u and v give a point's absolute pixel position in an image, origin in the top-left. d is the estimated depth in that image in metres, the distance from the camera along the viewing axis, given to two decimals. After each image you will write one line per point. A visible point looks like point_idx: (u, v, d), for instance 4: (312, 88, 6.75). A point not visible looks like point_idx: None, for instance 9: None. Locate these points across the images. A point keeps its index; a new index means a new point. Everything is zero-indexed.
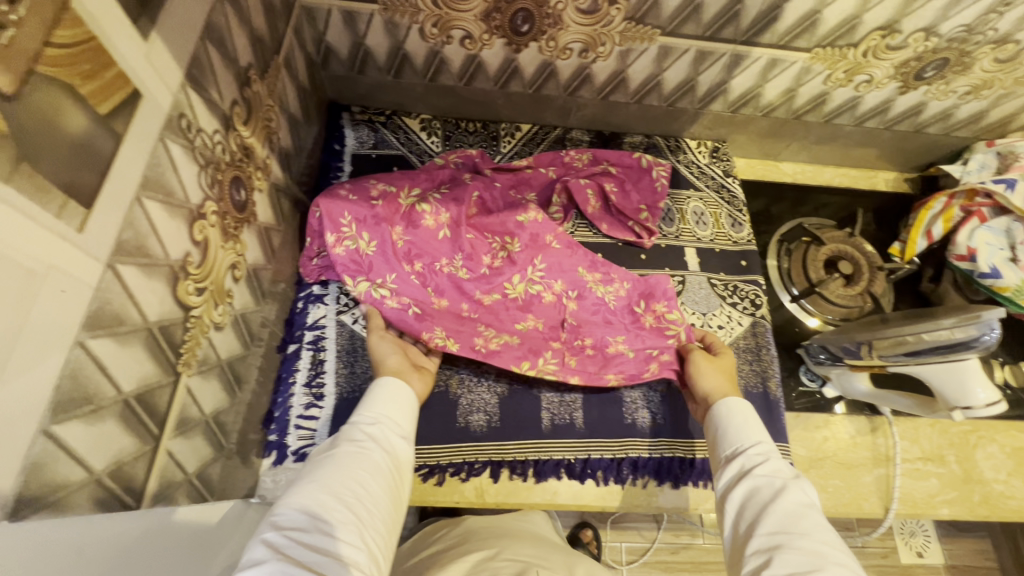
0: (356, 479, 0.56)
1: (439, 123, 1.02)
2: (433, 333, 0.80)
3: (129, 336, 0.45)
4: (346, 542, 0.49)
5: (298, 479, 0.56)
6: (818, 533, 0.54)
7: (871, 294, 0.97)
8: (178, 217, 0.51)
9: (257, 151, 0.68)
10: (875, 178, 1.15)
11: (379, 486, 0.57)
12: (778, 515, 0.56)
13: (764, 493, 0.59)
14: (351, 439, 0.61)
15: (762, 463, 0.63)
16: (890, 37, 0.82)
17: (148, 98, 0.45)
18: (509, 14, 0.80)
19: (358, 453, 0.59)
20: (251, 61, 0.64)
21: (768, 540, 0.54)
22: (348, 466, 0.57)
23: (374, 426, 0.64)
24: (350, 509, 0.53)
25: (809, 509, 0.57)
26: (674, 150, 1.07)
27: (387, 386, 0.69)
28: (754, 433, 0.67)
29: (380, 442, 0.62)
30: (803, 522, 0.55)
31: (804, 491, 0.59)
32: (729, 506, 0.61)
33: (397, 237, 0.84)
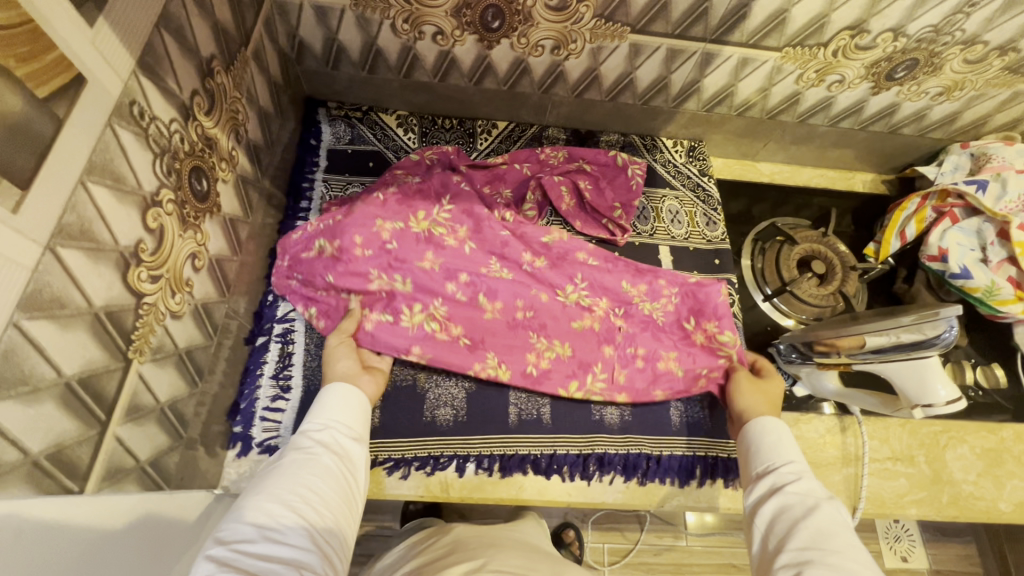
0: (305, 486, 0.56)
1: (416, 119, 1.03)
2: (487, 363, 0.84)
3: (71, 320, 0.45)
4: (295, 548, 0.49)
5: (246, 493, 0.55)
6: (852, 552, 0.54)
7: (843, 295, 0.97)
8: (130, 204, 0.51)
9: (221, 142, 0.68)
10: (853, 179, 1.15)
11: (332, 490, 0.57)
12: (810, 532, 0.56)
13: (796, 510, 0.59)
14: (298, 447, 0.61)
15: (795, 481, 0.63)
16: (859, 36, 0.82)
17: (94, 84, 0.45)
18: (479, 10, 0.80)
19: (308, 459, 0.59)
20: (214, 52, 0.64)
21: (797, 556, 0.55)
22: (297, 473, 0.56)
23: (326, 432, 0.64)
24: (300, 516, 0.53)
25: (846, 530, 0.57)
26: (651, 149, 1.07)
27: (338, 391, 0.69)
28: (790, 453, 0.68)
29: (333, 447, 0.62)
30: (838, 540, 0.55)
31: (840, 511, 0.59)
32: (758, 521, 0.62)
33: (433, 262, 0.85)
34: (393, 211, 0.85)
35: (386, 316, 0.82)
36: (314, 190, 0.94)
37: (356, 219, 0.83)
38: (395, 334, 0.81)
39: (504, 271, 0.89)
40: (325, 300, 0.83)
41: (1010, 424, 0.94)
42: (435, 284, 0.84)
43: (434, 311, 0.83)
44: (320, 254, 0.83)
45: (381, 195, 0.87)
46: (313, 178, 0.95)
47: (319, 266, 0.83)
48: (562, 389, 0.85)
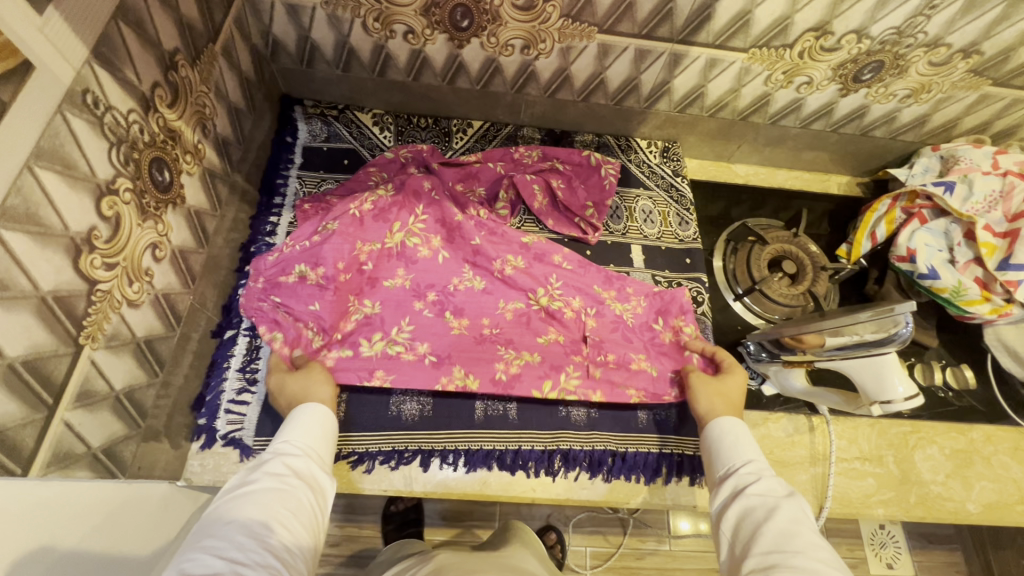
0: (275, 519, 0.54)
1: (392, 118, 1.04)
2: (452, 375, 0.83)
3: (14, 303, 0.46)
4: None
5: (211, 521, 0.54)
6: (814, 550, 0.53)
7: (814, 295, 0.97)
8: (82, 190, 0.52)
9: (185, 135, 0.69)
10: (827, 182, 1.16)
11: (300, 524, 0.56)
12: (773, 536, 0.55)
13: (757, 514, 0.59)
14: (273, 473, 0.59)
15: (757, 483, 0.62)
16: (823, 38, 0.84)
17: (44, 72, 0.46)
18: (447, 10, 0.82)
19: (279, 489, 0.58)
20: (177, 46, 0.65)
21: (765, 562, 0.53)
22: (267, 505, 0.55)
23: (299, 458, 0.63)
24: (266, 551, 0.51)
25: (808, 527, 0.56)
26: (625, 149, 1.08)
27: (313, 413, 0.69)
28: (749, 453, 0.68)
29: (304, 477, 0.61)
30: (801, 540, 0.54)
31: (801, 509, 0.58)
32: (722, 529, 0.61)
33: (404, 279, 0.88)
34: (374, 229, 0.88)
35: (345, 350, 0.81)
36: (288, 186, 0.95)
37: (330, 241, 0.83)
38: (359, 366, 0.80)
39: (475, 284, 0.90)
40: (286, 330, 0.80)
41: (980, 425, 0.94)
42: (403, 302, 0.86)
43: (394, 336, 0.84)
44: (302, 281, 0.82)
45: (355, 212, 0.87)
46: (287, 174, 0.96)
47: (301, 291, 0.81)
48: (535, 391, 0.84)
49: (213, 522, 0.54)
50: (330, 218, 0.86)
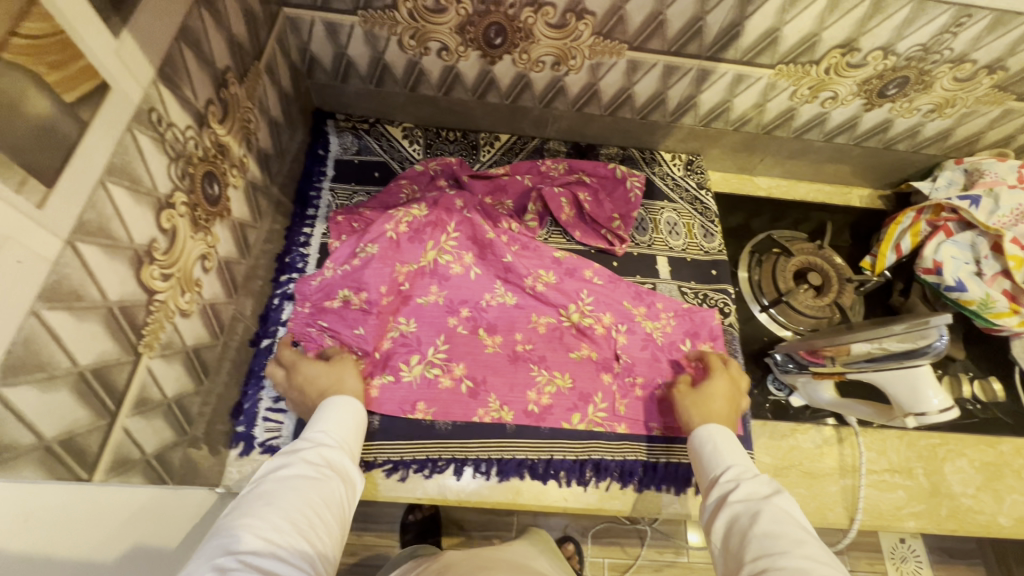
0: (312, 505, 0.55)
1: (421, 132, 1.06)
2: (488, 406, 0.85)
3: (87, 312, 0.47)
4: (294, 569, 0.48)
5: (248, 498, 0.54)
6: (800, 547, 0.52)
7: (840, 306, 0.98)
8: (145, 204, 0.54)
9: (233, 150, 0.71)
10: (849, 195, 1.17)
11: (332, 514, 0.57)
12: (759, 539, 0.55)
13: (742, 520, 0.58)
14: (309, 462, 0.60)
15: (738, 490, 0.63)
16: (850, 54, 0.85)
17: (117, 91, 0.48)
18: (482, 28, 0.84)
19: (315, 477, 0.58)
20: (229, 64, 0.68)
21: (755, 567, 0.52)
22: (305, 491, 0.56)
23: (335, 450, 0.64)
24: (303, 536, 0.52)
25: (792, 526, 0.56)
26: (650, 162, 1.10)
27: (347, 408, 0.71)
28: (729, 462, 0.68)
29: (338, 468, 0.62)
30: (785, 539, 0.53)
31: (783, 509, 0.58)
32: (716, 541, 0.60)
33: (438, 296, 0.91)
34: (409, 252, 0.89)
35: (387, 377, 0.84)
36: (321, 199, 0.97)
37: (370, 267, 0.85)
38: (401, 396, 0.83)
39: (506, 300, 0.93)
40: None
41: (1010, 438, 0.94)
42: (438, 318, 0.90)
43: (432, 357, 0.87)
44: (347, 305, 0.84)
45: (391, 233, 0.88)
46: (320, 187, 0.98)
47: (346, 316, 0.83)
48: (565, 422, 0.85)
49: (252, 500, 0.54)
50: (368, 239, 0.87)
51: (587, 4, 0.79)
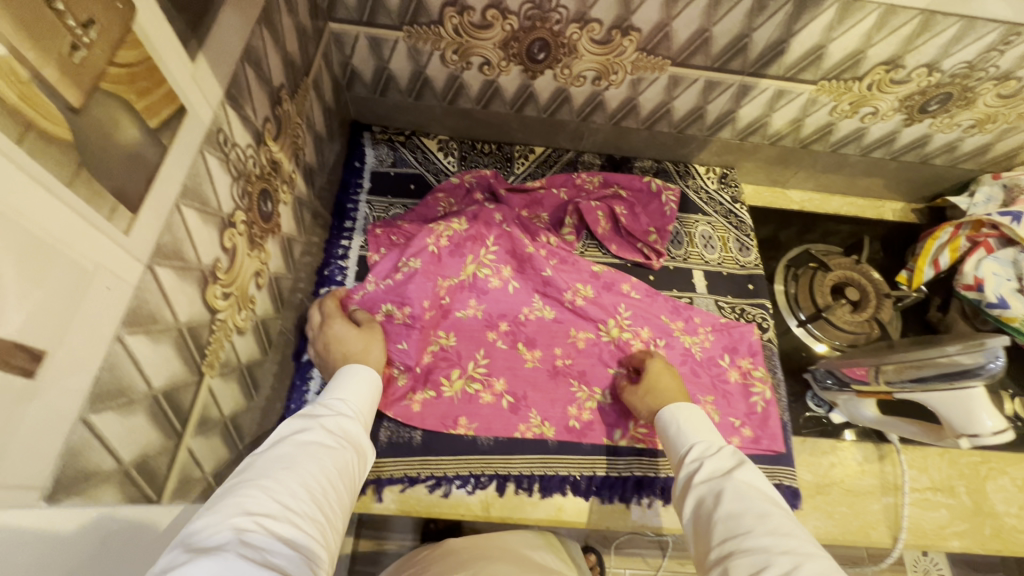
0: (329, 473, 0.55)
1: (456, 144, 1.06)
2: (529, 421, 0.85)
3: (161, 335, 0.47)
4: (308, 538, 0.48)
5: (267, 458, 0.53)
6: (762, 525, 0.52)
7: (878, 322, 0.98)
8: (211, 224, 0.54)
9: (284, 166, 0.72)
10: (882, 208, 1.17)
11: (345, 485, 0.56)
12: (723, 522, 0.55)
13: (708, 501, 0.58)
14: (327, 429, 0.60)
15: (702, 469, 0.62)
16: (894, 71, 0.85)
17: (192, 114, 0.48)
18: (526, 43, 0.84)
19: (333, 445, 0.58)
20: (283, 81, 0.68)
21: (725, 549, 0.52)
22: (324, 458, 0.55)
23: (353, 420, 0.64)
24: (319, 504, 0.51)
25: (755, 500, 0.56)
26: (683, 175, 1.10)
27: (367, 380, 0.71)
28: (692, 438, 0.68)
29: (354, 437, 0.62)
30: (750, 518, 0.53)
31: (745, 482, 0.58)
32: (688, 522, 0.60)
33: (477, 309, 0.91)
34: (451, 266, 0.89)
35: (429, 392, 0.84)
36: (358, 211, 0.98)
37: (414, 283, 0.84)
38: (443, 412, 0.83)
39: (545, 314, 0.93)
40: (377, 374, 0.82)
41: None
42: (478, 333, 0.90)
43: (472, 372, 0.87)
44: (390, 319, 0.84)
45: (433, 248, 0.88)
46: (357, 199, 0.98)
47: (391, 330, 0.83)
48: (606, 438, 0.85)
49: (269, 458, 0.53)
50: (411, 254, 0.87)
51: (633, 21, 0.79)
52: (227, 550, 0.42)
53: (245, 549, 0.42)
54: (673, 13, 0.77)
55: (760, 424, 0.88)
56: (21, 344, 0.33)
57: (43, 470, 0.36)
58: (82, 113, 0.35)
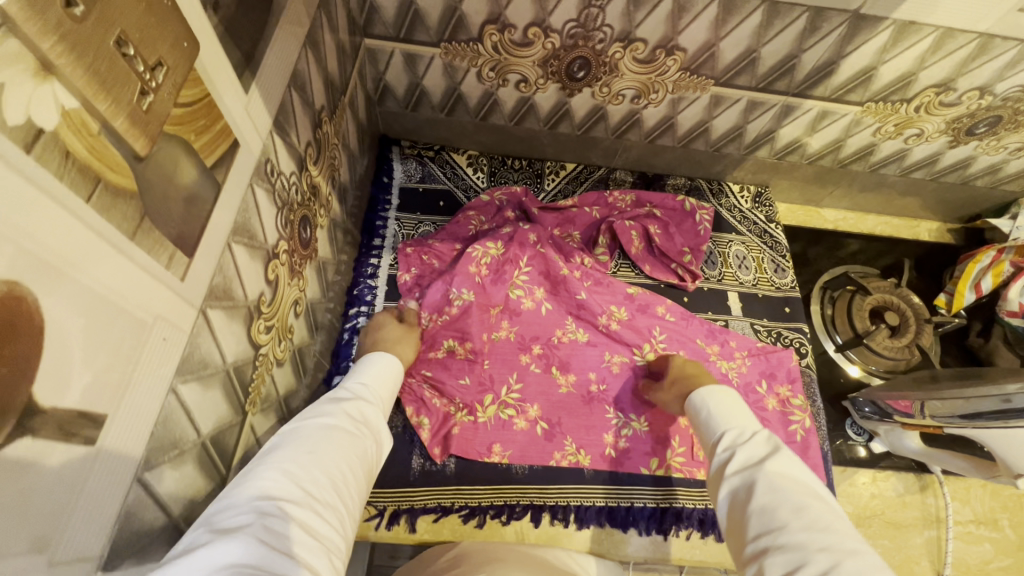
0: (353, 458, 0.50)
1: (486, 159, 1.04)
2: (564, 449, 0.83)
3: (210, 379, 0.45)
4: (331, 527, 0.43)
5: (287, 438, 0.48)
6: (799, 518, 0.45)
7: (919, 347, 0.96)
8: (258, 258, 0.52)
9: (322, 189, 0.70)
10: (917, 228, 1.14)
11: (366, 474, 0.52)
12: (756, 515, 0.48)
13: (741, 494, 0.52)
14: (350, 414, 0.55)
15: (734, 459, 0.56)
16: (945, 94, 0.82)
17: (244, 147, 0.46)
18: (567, 61, 0.81)
19: (357, 430, 0.54)
20: (323, 103, 0.66)
21: (757, 544, 0.46)
22: (349, 443, 0.51)
23: (373, 406, 0.60)
24: (343, 490, 0.47)
25: (791, 490, 0.49)
26: (717, 194, 1.07)
27: (385, 372, 0.67)
28: (725, 428, 0.62)
29: (377, 424, 0.58)
30: (784, 510, 0.47)
31: (782, 472, 0.51)
32: (722, 513, 0.53)
33: (509, 331, 0.88)
34: (491, 293, 0.86)
35: (466, 416, 0.82)
36: (387, 228, 0.96)
37: (470, 317, 0.84)
38: (479, 439, 0.81)
39: (578, 337, 0.90)
40: (433, 416, 0.80)
41: None
42: (511, 355, 0.87)
43: (505, 397, 0.84)
44: (451, 355, 0.84)
45: (476, 277, 0.85)
46: (386, 216, 0.96)
47: (452, 367, 0.83)
48: (643, 468, 0.83)
49: (294, 438, 0.48)
50: (459, 283, 0.84)
51: (679, 41, 0.76)
52: (247, 534, 0.37)
53: (268, 535, 0.37)
54: (721, 34, 0.75)
55: (801, 454, 0.85)
56: (85, 412, 0.31)
57: (101, 536, 0.34)
58: (146, 160, 0.33)
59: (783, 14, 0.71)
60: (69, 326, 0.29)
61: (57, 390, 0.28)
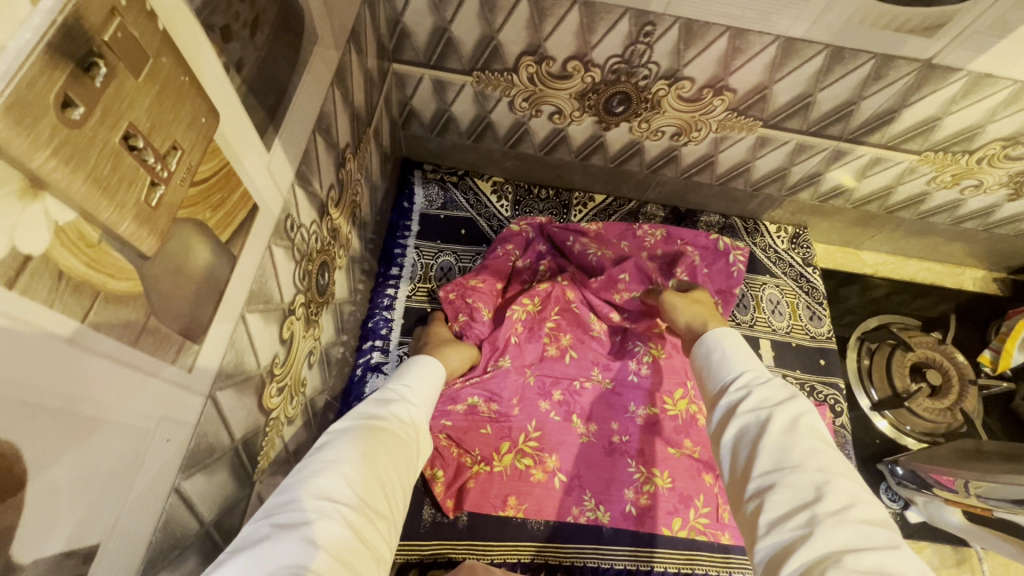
0: (403, 459, 0.44)
1: (511, 187, 0.99)
2: (583, 504, 0.77)
3: (216, 464, 0.41)
4: (377, 535, 0.38)
5: (337, 436, 0.42)
6: (817, 460, 0.40)
7: (962, 411, 0.92)
8: (272, 320, 0.48)
9: (342, 230, 0.66)
10: (961, 276, 1.09)
11: (413, 477, 0.46)
12: (769, 452, 0.42)
13: (754, 432, 0.44)
14: (404, 412, 0.48)
15: (750, 398, 0.46)
16: (1012, 147, 0.77)
17: (263, 208, 0.42)
18: (605, 96, 0.76)
19: (407, 431, 0.46)
20: (348, 140, 0.62)
21: (765, 480, 0.40)
22: (401, 448, 0.44)
23: (425, 411, 0.52)
24: (392, 498, 0.41)
25: (813, 435, 0.42)
26: (751, 232, 1.01)
27: (431, 368, 0.58)
28: (743, 366, 0.51)
29: (426, 430, 0.50)
30: (802, 448, 0.41)
31: (808, 420, 0.44)
32: (723, 451, 0.46)
33: (530, 376, 0.83)
34: (522, 348, 0.83)
35: (481, 467, 0.77)
36: (405, 257, 0.92)
37: (506, 378, 0.80)
38: (495, 492, 0.76)
39: (602, 384, 0.84)
40: (447, 468, 0.76)
41: None
42: (530, 401, 0.82)
43: (523, 445, 0.79)
44: (473, 412, 0.79)
45: (512, 338, 0.82)
46: (405, 244, 0.92)
47: (471, 425, 0.79)
48: (665, 527, 0.76)
49: (346, 434, 0.42)
50: (499, 352, 0.81)
51: (729, 82, 0.71)
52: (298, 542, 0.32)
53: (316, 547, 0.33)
54: (777, 76, 0.69)
55: None
56: (71, 551, 0.27)
57: None
58: (153, 257, 0.29)
59: (847, 60, 0.66)
60: (54, 464, 0.25)
61: (40, 541, 0.25)
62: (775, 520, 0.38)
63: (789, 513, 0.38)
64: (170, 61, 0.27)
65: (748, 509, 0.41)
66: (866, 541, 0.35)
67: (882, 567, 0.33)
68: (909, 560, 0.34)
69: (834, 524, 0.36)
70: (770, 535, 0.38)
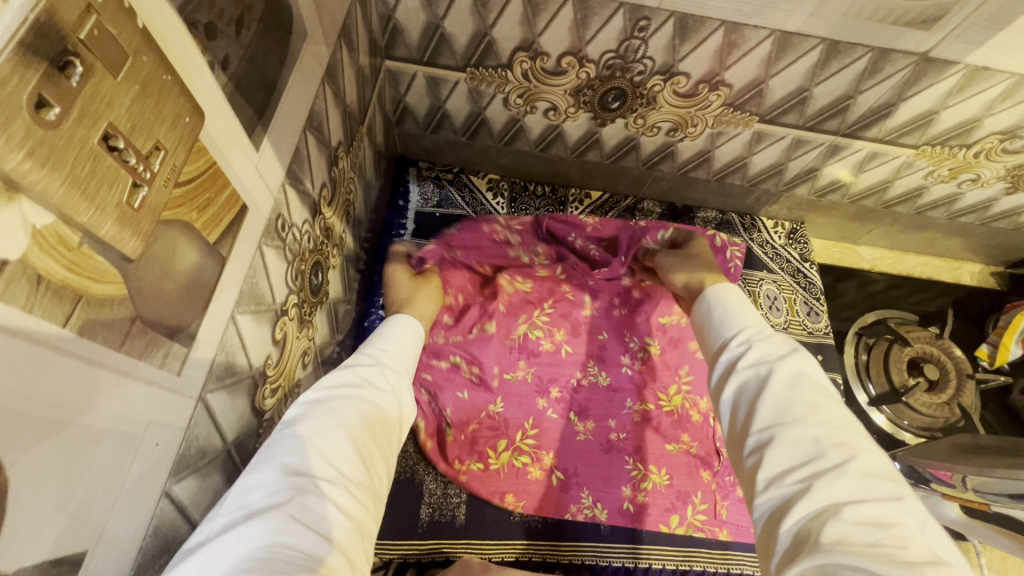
0: (381, 428, 0.43)
1: (507, 184, 0.98)
2: (580, 501, 0.76)
3: (208, 467, 0.41)
4: (362, 505, 0.37)
5: (314, 407, 0.41)
6: (815, 416, 0.40)
7: (961, 407, 0.91)
8: (264, 321, 0.47)
9: (336, 230, 0.65)
10: (959, 270, 1.08)
11: (392, 444, 0.45)
12: (767, 409, 0.41)
13: (754, 389, 0.44)
14: (378, 379, 0.47)
15: (748, 354, 0.47)
16: (1009, 141, 0.76)
17: (253, 207, 0.42)
18: (600, 92, 0.76)
19: (383, 398, 0.46)
20: (341, 138, 0.62)
21: (766, 437, 0.40)
22: (377, 417, 0.43)
23: (400, 374, 0.51)
24: (374, 469, 0.40)
25: (812, 390, 0.42)
26: (749, 228, 1.01)
27: (406, 333, 0.57)
28: (742, 323, 0.52)
29: (405, 395, 0.50)
30: (800, 406, 0.40)
31: (805, 373, 0.44)
32: (723, 406, 0.46)
33: (526, 372, 0.83)
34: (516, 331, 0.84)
35: (476, 464, 0.77)
36: None
37: (489, 344, 0.82)
38: (490, 490, 0.76)
39: (598, 379, 0.84)
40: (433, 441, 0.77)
41: None
42: (527, 398, 0.81)
43: (519, 443, 0.79)
44: (456, 370, 0.81)
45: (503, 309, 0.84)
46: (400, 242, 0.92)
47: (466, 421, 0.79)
48: (663, 524, 0.76)
49: (320, 407, 0.41)
50: (487, 316, 0.83)
51: (725, 76, 0.70)
52: (279, 518, 0.32)
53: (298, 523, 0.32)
54: (773, 70, 0.68)
55: None
56: (58, 560, 0.26)
57: None
58: (137, 260, 0.28)
59: (842, 54, 0.65)
60: (38, 469, 0.24)
61: (26, 549, 0.24)
62: (774, 476, 0.38)
63: (788, 469, 0.38)
64: (152, 60, 0.27)
65: (747, 465, 0.41)
66: (867, 492, 0.35)
67: (884, 519, 0.33)
68: (913, 511, 0.34)
69: (834, 477, 0.35)
70: (769, 492, 0.38)
